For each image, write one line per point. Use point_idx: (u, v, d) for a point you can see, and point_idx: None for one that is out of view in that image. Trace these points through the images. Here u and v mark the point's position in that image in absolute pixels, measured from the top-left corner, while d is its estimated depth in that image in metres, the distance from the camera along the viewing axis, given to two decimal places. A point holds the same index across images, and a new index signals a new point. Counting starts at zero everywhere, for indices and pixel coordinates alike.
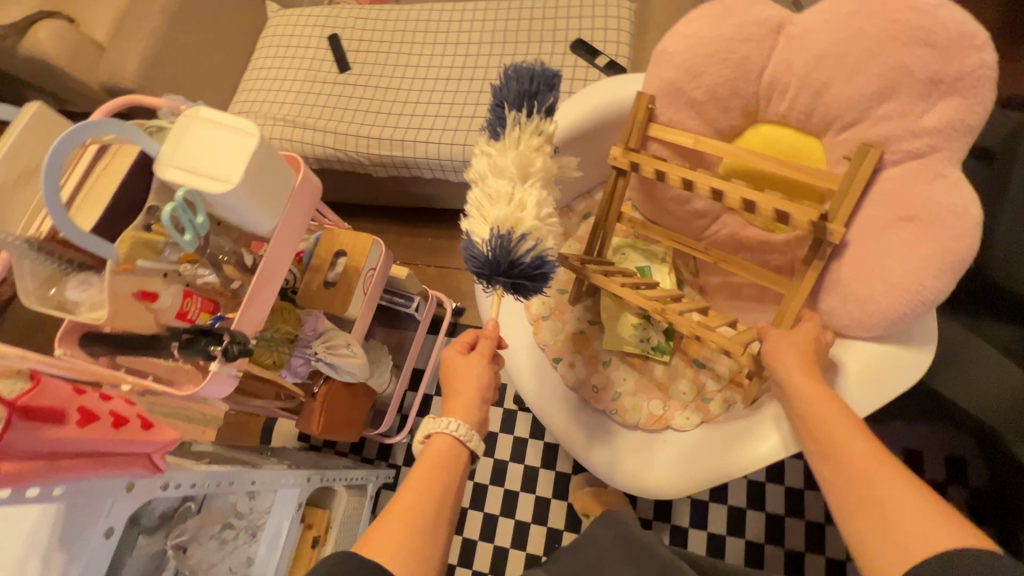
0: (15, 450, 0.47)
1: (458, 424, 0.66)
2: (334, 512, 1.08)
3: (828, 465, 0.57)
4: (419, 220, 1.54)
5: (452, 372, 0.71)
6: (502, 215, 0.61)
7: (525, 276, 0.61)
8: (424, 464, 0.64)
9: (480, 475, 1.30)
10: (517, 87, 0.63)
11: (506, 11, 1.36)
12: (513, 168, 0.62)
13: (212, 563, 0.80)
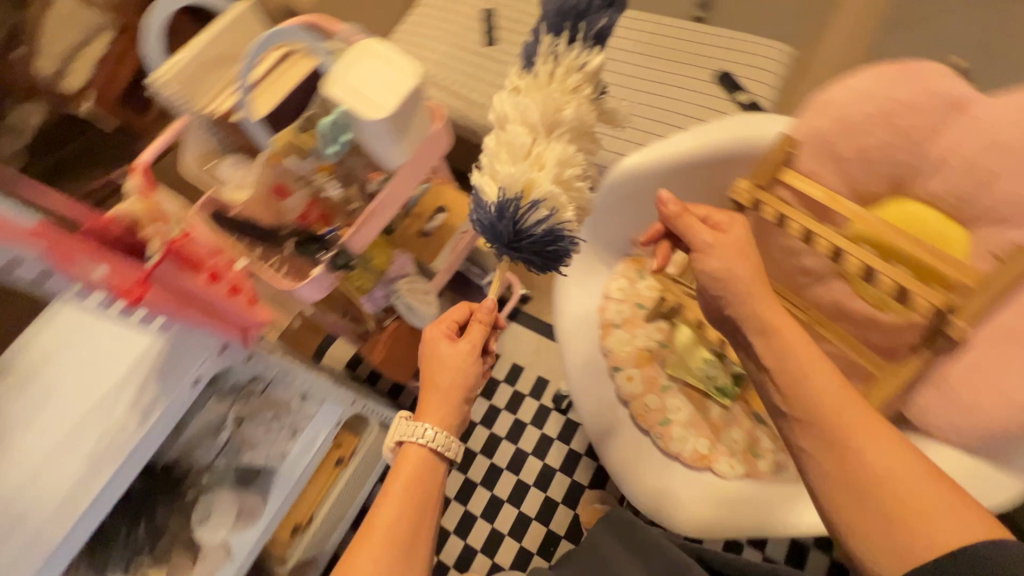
0: (160, 281, 0.55)
1: (433, 434, 0.64)
2: (362, 441, 1.15)
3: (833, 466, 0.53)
4: None
5: (433, 368, 0.68)
6: (512, 171, 0.61)
7: (535, 245, 0.62)
8: (403, 476, 0.63)
9: (499, 457, 1.32)
10: (558, 14, 0.63)
11: (661, 25, 1.37)
12: (536, 116, 0.62)
13: (257, 442, 0.89)
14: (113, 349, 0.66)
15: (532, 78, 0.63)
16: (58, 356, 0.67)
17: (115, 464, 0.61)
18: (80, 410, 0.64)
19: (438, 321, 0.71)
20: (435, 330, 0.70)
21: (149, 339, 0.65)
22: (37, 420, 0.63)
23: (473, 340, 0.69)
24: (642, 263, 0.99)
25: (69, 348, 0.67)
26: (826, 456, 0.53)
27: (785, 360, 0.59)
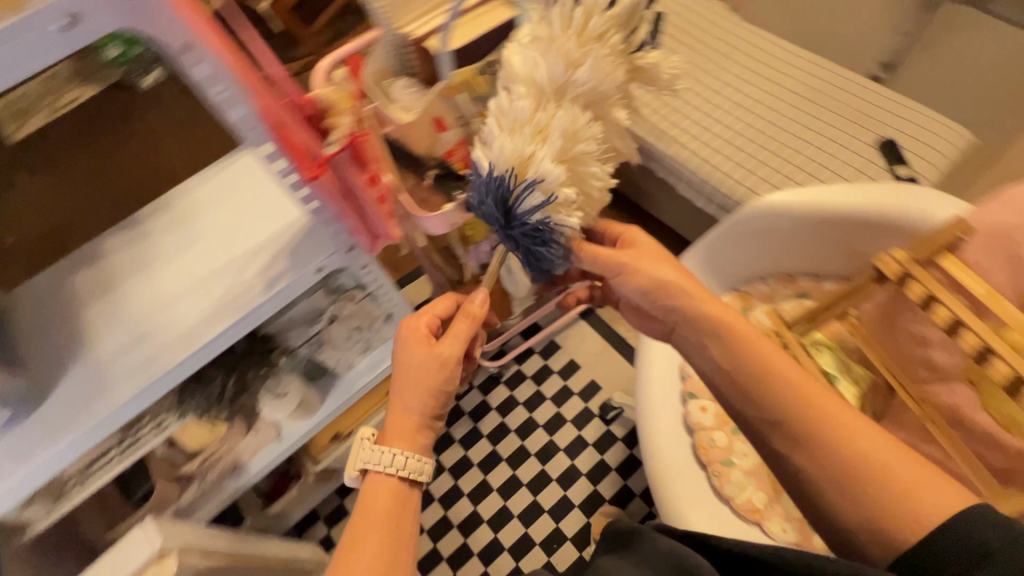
0: (336, 167, 0.58)
1: (401, 459, 0.61)
2: None
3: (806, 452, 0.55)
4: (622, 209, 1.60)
5: (404, 378, 0.65)
6: (510, 146, 0.56)
7: (528, 231, 0.58)
8: (376, 511, 0.59)
9: (531, 441, 1.33)
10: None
11: (836, 76, 1.30)
12: (544, 78, 0.55)
13: (340, 346, 0.95)
14: (262, 218, 0.73)
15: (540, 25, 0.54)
16: (218, 205, 0.74)
17: (236, 315, 0.67)
18: (223, 259, 0.70)
19: (418, 316, 0.69)
20: (412, 329, 0.67)
21: (300, 218, 0.71)
22: (190, 255, 0.72)
23: (444, 351, 0.65)
24: (748, 302, 0.96)
25: (230, 200, 0.74)
26: (797, 450, 0.55)
27: (741, 364, 0.60)
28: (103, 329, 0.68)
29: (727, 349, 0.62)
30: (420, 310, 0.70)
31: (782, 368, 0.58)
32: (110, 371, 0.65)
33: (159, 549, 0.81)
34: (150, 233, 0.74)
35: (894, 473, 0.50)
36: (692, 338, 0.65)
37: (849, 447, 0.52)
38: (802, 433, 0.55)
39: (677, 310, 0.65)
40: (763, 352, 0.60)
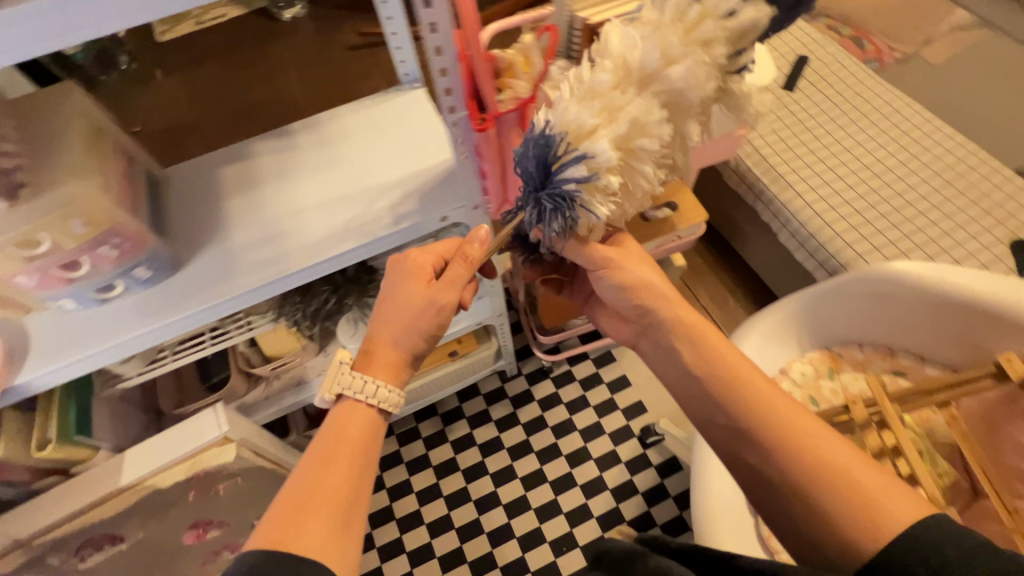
0: (505, 127, 0.61)
1: (376, 390, 0.60)
2: (479, 351, 1.23)
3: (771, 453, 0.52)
4: (711, 244, 1.58)
5: (392, 312, 0.63)
6: (574, 108, 0.52)
7: (553, 205, 0.53)
8: (349, 436, 0.58)
9: (564, 442, 1.34)
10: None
11: (980, 162, 1.23)
12: (636, 58, 0.52)
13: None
14: (405, 161, 0.77)
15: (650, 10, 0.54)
16: (370, 138, 0.79)
17: (363, 239, 0.70)
18: (362, 186, 0.75)
19: (423, 252, 0.65)
20: (415, 267, 0.64)
21: (441, 169, 0.75)
22: (331, 175, 0.77)
23: (441, 298, 0.63)
24: (837, 365, 0.93)
25: (383, 136, 0.80)
26: (752, 452, 0.53)
27: (706, 365, 0.58)
28: (239, 221, 0.73)
29: (697, 350, 0.59)
30: (425, 247, 0.66)
31: (749, 375, 0.56)
32: (238, 261, 0.70)
33: (224, 435, 0.87)
34: (298, 146, 0.80)
35: (852, 478, 0.48)
36: (663, 338, 0.62)
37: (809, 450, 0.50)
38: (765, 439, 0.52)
39: (652, 312, 0.63)
40: (729, 359, 0.58)
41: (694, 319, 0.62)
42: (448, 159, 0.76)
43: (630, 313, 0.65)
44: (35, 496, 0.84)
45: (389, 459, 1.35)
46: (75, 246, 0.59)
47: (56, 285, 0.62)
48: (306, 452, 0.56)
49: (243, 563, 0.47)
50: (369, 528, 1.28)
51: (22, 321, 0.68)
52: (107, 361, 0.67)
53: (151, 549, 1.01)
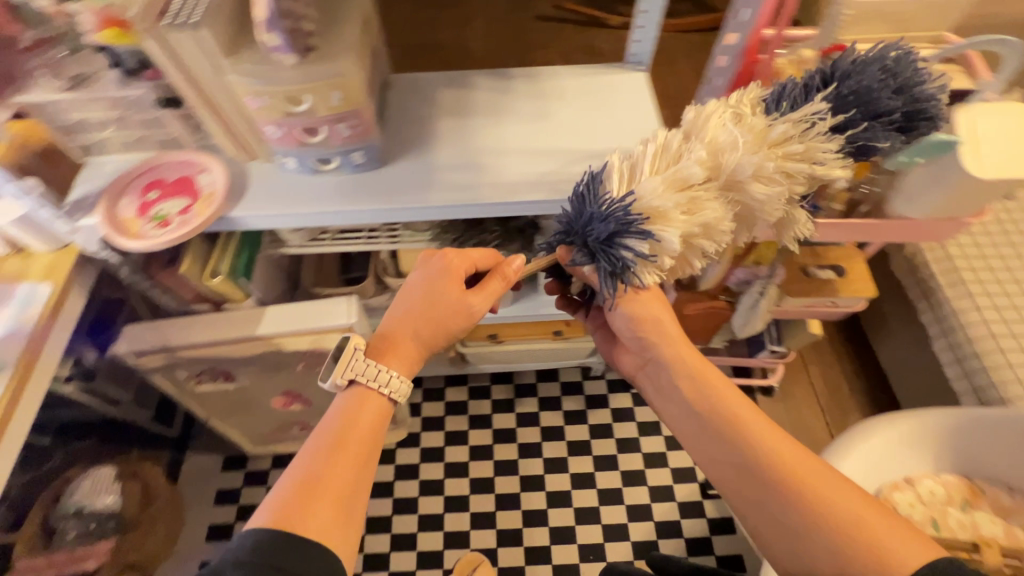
0: None
1: (389, 378, 0.61)
2: (582, 339, 1.22)
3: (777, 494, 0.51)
4: (843, 325, 1.48)
5: (423, 311, 0.64)
6: (658, 194, 0.52)
7: (606, 267, 0.54)
8: (360, 425, 0.59)
9: (625, 458, 1.32)
10: (852, 94, 0.58)
11: None
12: (731, 162, 0.54)
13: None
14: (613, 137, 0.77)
15: (764, 119, 0.55)
16: (588, 103, 0.81)
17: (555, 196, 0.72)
18: (568, 146, 0.77)
19: (463, 252, 0.66)
20: (449, 268, 0.66)
21: None
22: (541, 127, 0.79)
23: (474, 303, 0.64)
24: (973, 498, 0.84)
25: (601, 105, 0.81)
26: (754, 494, 0.52)
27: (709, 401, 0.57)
28: (445, 141, 0.78)
29: (696, 388, 0.58)
30: (461, 250, 0.67)
31: (749, 415, 0.55)
32: (435, 176, 0.74)
33: (350, 326, 0.93)
34: (517, 90, 0.83)
35: (857, 521, 0.48)
36: (664, 378, 0.60)
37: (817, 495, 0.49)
38: (772, 481, 0.51)
39: (653, 348, 0.61)
40: (730, 399, 0.56)
41: (694, 358, 0.60)
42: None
43: (631, 345, 0.63)
44: (188, 315, 0.95)
45: (456, 406, 1.40)
46: (324, 115, 0.65)
47: (290, 143, 0.69)
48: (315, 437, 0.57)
49: (250, 540, 0.50)
50: (418, 459, 1.34)
51: (245, 165, 0.76)
52: (299, 224, 0.74)
53: (246, 398, 1.12)
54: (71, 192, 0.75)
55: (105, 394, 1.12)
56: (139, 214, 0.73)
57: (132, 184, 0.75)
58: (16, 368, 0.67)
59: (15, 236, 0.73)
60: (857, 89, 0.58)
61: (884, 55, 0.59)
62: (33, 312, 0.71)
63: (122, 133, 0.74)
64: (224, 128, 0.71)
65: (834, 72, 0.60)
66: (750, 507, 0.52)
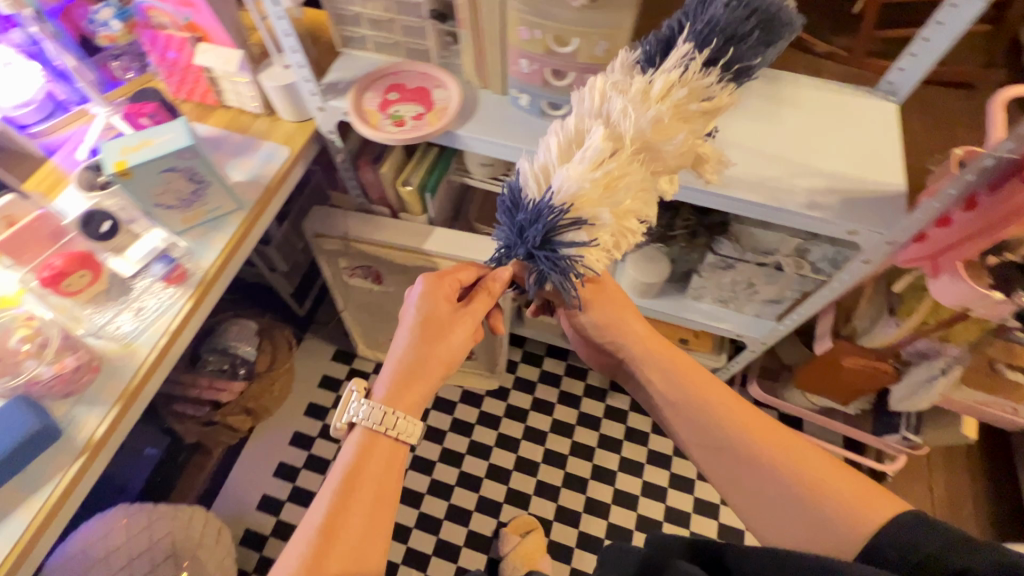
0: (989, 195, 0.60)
1: (394, 419, 0.57)
2: (705, 356, 1.17)
3: (752, 468, 0.55)
4: (987, 440, 1.32)
5: (421, 345, 0.61)
6: (578, 177, 0.49)
7: (548, 268, 0.52)
8: (370, 467, 0.57)
9: (702, 486, 1.29)
10: (708, 28, 0.52)
11: None
12: (629, 126, 0.50)
13: (722, 288, 0.97)
14: (848, 161, 0.73)
15: (639, 77, 0.51)
16: (822, 118, 0.77)
17: (772, 203, 0.70)
18: (796, 158, 0.74)
19: (442, 274, 0.63)
20: (434, 293, 0.62)
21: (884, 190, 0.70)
22: (769, 130, 0.76)
23: (466, 322, 0.62)
24: None
25: (841, 124, 0.77)
26: (728, 470, 0.57)
27: (674, 389, 0.63)
28: None
29: (667, 377, 0.64)
30: (440, 272, 0.63)
31: (718, 399, 0.60)
32: None
33: None
34: (749, 87, 0.80)
35: (824, 487, 0.51)
36: (640, 374, 0.67)
37: (777, 461, 0.54)
38: (745, 459, 0.56)
39: (625, 347, 0.67)
40: (697, 386, 0.62)
41: (664, 345, 0.67)
42: (898, 187, 0.71)
43: (608, 346, 0.69)
44: (367, 213, 1.04)
45: (550, 377, 1.42)
46: (581, 61, 0.67)
47: (534, 81, 0.72)
48: (325, 480, 0.56)
49: None
50: (501, 413, 1.37)
51: (476, 91, 0.81)
52: (511, 158, 0.77)
53: (380, 303, 1.20)
54: (326, 75, 0.83)
55: (269, 260, 1.24)
56: (380, 109, 0.79)
57: (377, 81, 0.82)
58: (250, 210, 0.77)
59: (273, 99, 0.82)
60: (713, 20, 0.52)
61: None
62: (271, 168, 0.81)
63: (382, 35, 0.81)
64: (476, 53, 0.75)
65: (686, 15, 0.55)
66: (734, 482, 0.56)
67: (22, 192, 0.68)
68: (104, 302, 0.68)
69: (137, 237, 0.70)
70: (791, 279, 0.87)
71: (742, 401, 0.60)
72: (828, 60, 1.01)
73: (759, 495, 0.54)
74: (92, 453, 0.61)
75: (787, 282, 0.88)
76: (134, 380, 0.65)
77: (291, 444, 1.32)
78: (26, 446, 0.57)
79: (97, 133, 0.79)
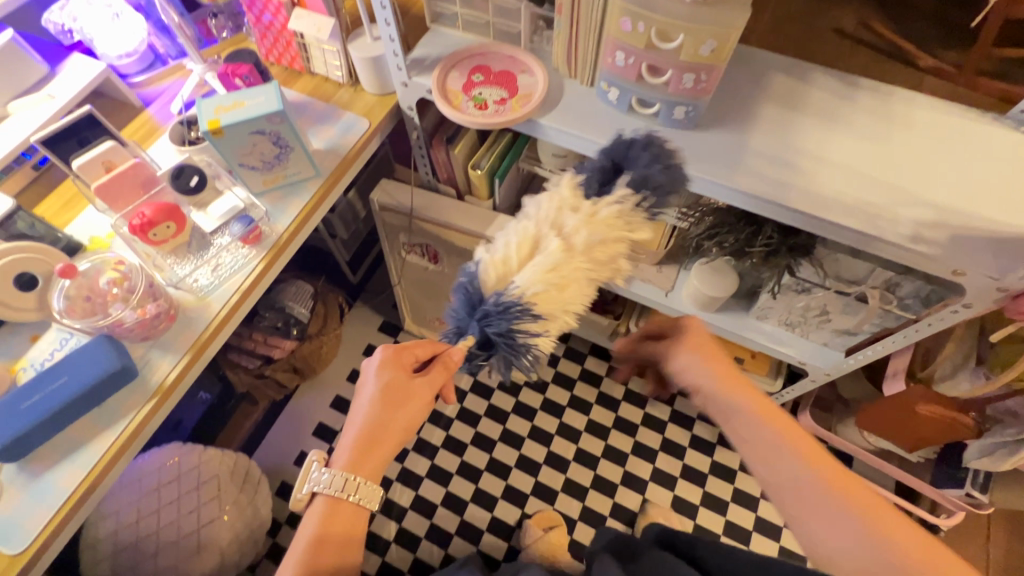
0: None
1: (353, 485, 0.62)
2: (759, 380, 1.11)
3: (833, 525, 0.47)
4: None
5: (380, 414, 0.65)
6: (537, 281, 0.59)
7: (506, 351, 0.61)
8: (331, 531, 0.62)
9: (735, 510, 1.25)
10: (639, 179, 0.59)
11: None
12: (580, 243, 0.59)
13: (791, 312, 0.91)
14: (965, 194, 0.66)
15: (586, 204, 0.59)
16: (939, 144, 0.70)
17: (871, 231, 0.65)
18: (904, 186, 0.67)
19: (399, 350, 0.68)
20: (393, 368, 0.67)
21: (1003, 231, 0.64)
22: (877, 150, 0.70)
23: (421, 393, 0.67)
24: None
25: (960, 153, 0.69)
26: (806, 523, 0.49)
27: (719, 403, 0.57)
28: (763, 126, 0.73)
29: (745, 423, 0.55)
30: (397, 348, 0.68)
31: (802, 446, 0.51)
32: (743, 160, 0.70)
33: None
34: (857, 101, 0.74)
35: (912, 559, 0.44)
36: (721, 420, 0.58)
37: (827, 487, 0.48)
38: (827, 516, 0.48)
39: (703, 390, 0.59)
40: (777, 433, 0.52)
41: (715, 353, 0.60)
42: (1021, 230, 0.64)
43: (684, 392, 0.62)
44: (434, 191, 1.04)
45: (591, 377, 1.40)
46: (682, 60, 0.63)
47: (628, 75, 0.68)
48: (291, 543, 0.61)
49: None
50: (537, 405, 1.36)
51: (562, 81, 0.78)
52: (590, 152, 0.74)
53: (433, 282, 1.21)
54: (413, 50, 0.82)
55: (330, 226, 1.27)
56: (463, 89, 0.78)
57: (463, 61, 0.80)
58: (327, 179, 0.78)
59: (358, 70, 0.82)
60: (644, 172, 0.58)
61: (649, 136, 0.59)
62: (350, 139, 0.81)
63: (474, 14, 0.79)
64: (569, 41, 0.72)
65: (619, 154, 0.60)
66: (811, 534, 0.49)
67: (121, 139, 0.71)
68: (185, 255, 0.70)
69: (219, 193, 0.72)
70: (872, 312, 0.81)
71: (783, 415, 0.54)
72: (930, 78, 0.79)
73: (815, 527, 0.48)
74: (163, 396, 0.64)
75: (868, 314, 0.82)
76: (205, 333, 0.67)
77: (332, 406, 1.36)
78: (105, 384, 0.60)
79: (191, 88, 0.82)
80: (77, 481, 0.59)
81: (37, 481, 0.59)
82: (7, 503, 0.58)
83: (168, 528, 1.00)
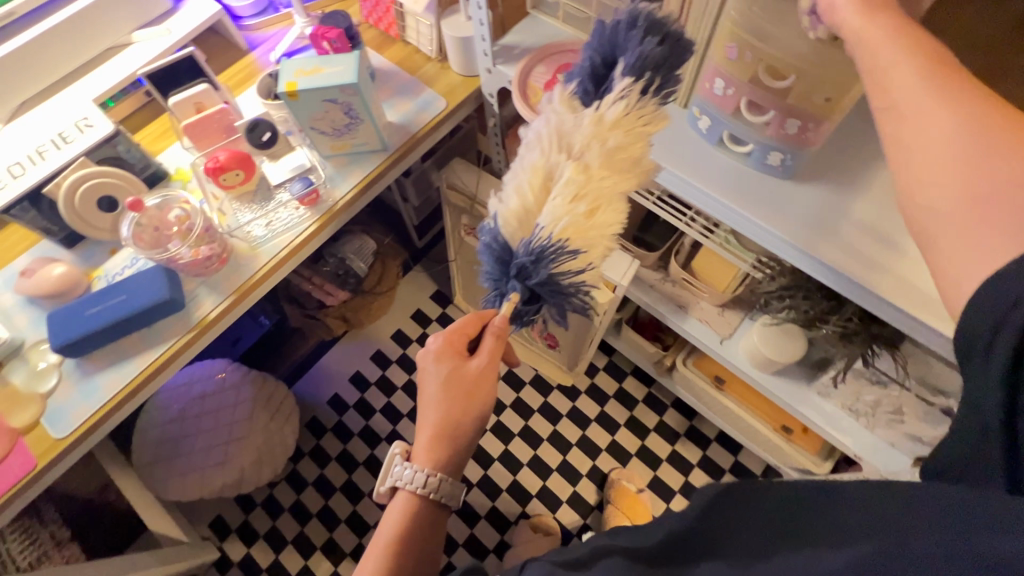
0: None
1: (435, 482, 0.61)
2: (802, 457, 1.02)
3: (929, 147, 0.36)
4: None
5: (455, 402, 0.62)
6: (560, 215, 0.55)
7: (552, 299, 0.58)
8: (415, 527, 0.62)
9: None
10: (639, 61, 0.53)
11: None
12: (593, 157, 0.54)
13: (858, 400, 0.83)
14: None
15: (590, 111, 0.55)
16: None
17: None
18: None
19: (450, 331, 0.64)
20: (449, 352, 0.63)
21: None
22: None
23: (490, 378, 0.63)
24: None
25: None
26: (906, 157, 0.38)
27: (868, 44, 0.41)
28: (876, 195, 0.62)
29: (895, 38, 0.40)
30: (447, 331, 0.64)
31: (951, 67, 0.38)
32: (838, 227, 0.61)
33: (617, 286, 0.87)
34: None
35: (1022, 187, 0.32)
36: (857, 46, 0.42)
37: (972, 142, 0.35)
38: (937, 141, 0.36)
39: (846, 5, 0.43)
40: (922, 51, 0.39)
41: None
42: None
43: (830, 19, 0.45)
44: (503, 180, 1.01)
45: (626, 399, 1.34)
46: (790, 102, 0.55)
47: (724, 106, 0.60)
48: (377, 536, 0.62)
49: None
50: (564, 411, 1.33)
51: None
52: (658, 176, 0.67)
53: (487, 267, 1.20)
54: (506, 35, 0.78)
55: (403, 190, 1.29)
56: (545, 87, 0.73)
57: (553, 55, 0.75)
58: (392, 154, 0.78)
59: (448, 49, 0.80)
60: (636, 54, 0.53)
61: (633, 13, 0.54)
62: (423, 118, 0.80)
63: (577, 7, 0.73)
64: None
65: (604, 46, 0.56)
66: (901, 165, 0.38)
67: (216, 83, 0.74)
68: (249, 202, 0.74)
69: (292, 149, 0.75)
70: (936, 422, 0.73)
71: (962, 67, 0.38)
72: None
73: (921, 175, 0.37)
74: (202, 330, 0.69)
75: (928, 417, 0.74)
76: (252, 280, 0.71)
77: (371, 359, 1.43)
78: (153, 310, 0.66)
79: (292, 40, 0.84)
80: (117, 388, 0.66)
81: (88, 380, 0.67)
82: (60, 393, 0.66)
83: (205, 433, 1.11)
